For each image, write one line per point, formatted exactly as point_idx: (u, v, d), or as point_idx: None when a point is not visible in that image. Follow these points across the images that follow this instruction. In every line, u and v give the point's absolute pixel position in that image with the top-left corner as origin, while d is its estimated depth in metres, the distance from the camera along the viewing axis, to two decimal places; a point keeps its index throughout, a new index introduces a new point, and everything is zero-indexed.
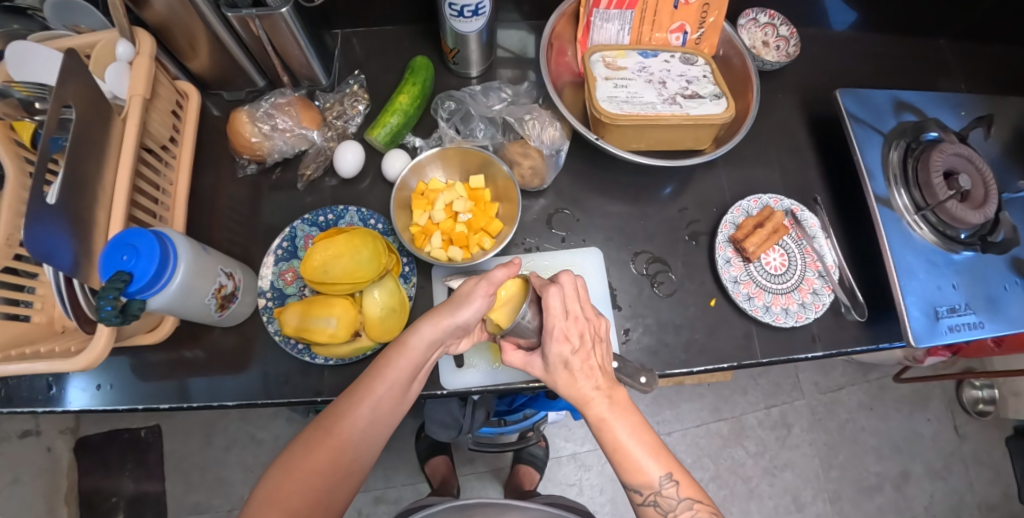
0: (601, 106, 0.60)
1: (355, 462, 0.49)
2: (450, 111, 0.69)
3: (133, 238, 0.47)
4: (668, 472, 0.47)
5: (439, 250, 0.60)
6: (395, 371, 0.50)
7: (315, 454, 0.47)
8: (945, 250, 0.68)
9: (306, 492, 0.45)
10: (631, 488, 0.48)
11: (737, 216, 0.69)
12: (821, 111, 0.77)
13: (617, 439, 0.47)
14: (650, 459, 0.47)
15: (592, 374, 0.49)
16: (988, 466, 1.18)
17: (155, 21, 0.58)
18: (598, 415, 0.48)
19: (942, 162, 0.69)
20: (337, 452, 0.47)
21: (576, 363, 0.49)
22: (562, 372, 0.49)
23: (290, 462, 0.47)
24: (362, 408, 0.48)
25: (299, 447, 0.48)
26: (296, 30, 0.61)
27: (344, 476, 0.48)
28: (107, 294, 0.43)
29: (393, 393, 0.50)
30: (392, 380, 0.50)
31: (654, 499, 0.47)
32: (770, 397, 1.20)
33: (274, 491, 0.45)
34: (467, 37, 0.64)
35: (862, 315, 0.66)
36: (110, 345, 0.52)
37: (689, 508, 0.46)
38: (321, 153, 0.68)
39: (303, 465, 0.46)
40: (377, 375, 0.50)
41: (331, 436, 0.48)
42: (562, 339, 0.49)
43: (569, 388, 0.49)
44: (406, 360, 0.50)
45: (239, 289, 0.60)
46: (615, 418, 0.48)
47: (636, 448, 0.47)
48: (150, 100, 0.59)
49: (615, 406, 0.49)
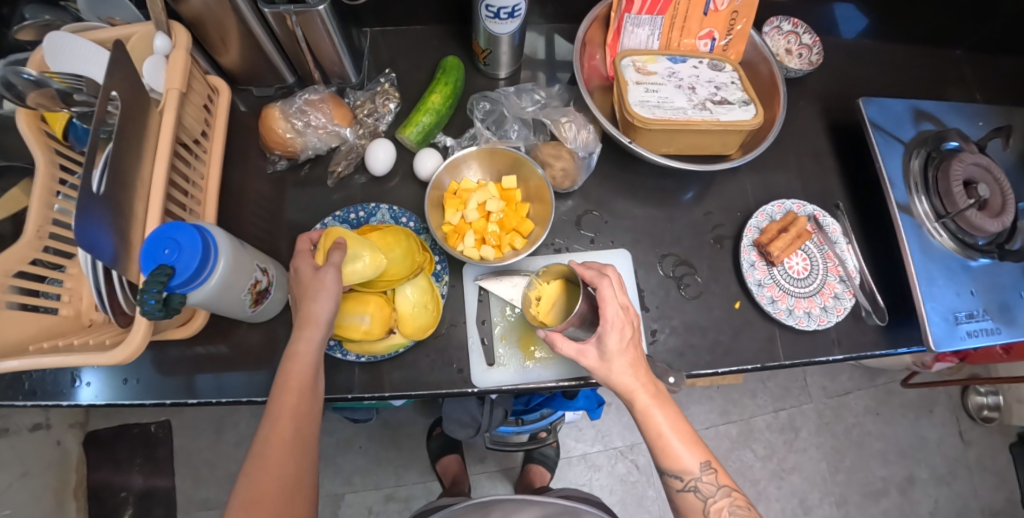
0: (634, 110, 0.61)
1: (302, 470, 0.48)
2: (485, 111, 0.69)
3: (174, 232, 0.47)
4: (706, 460, 0.50)
5: (472, 249, 0.60)
6: (297, 375, 0.49)
7: (263, 471, 0.45)
8: (963, 257, 0.70)
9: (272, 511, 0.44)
10: (670, 475, 0.51)
11: (761, 221, 0.69)
12: (842, 119, 0.79)
13: (660, 427, 0.50)
14: (688, 449, 0.50)
15: (637, 364, 0.51)
16: (992, 472, 1.20)
17: (190, 15, 0.58)
18: (646, 403, 0.50)
19: (962, 171, 0.70)
20: (281, 465, 0.46)
21: (625, 354, 0.51)
22: (619, 360, 0.50)
23: (248, 484, 0.45)
24: (281, 418, 0.47)
25: (244, 480, 0.45)
26: (331, 27, 0.61)
27: (300, 483, 0.47)
28: (151, 287, 0.44)
29: (303, 394, 0.49)
30: (297, 383, 0.49)
31: (693, 485, 0.50)
32: (778, 400, 1.22)
33: None
34: (500, 39, 0.64)
35: (882, 319, 0.68)
36: (146, 339, 0.52)
37: (727, 495, 0.49)
38: (352, 151, 0.69)
39: (258, 484, 0.45)
40: (281, 386, 0.48)
41: (268, 458, 0.46)
42: (621, 327, 0.51)
43: (621, 376, 0.50)
44: (301, 361, 0.49)
45: (272, 285, 0.60)
46: (659, 408, 0.50)
47: (675, 436, 0.50)
48: (185, 94, 0.59)
49: (658, 395, 0.51)
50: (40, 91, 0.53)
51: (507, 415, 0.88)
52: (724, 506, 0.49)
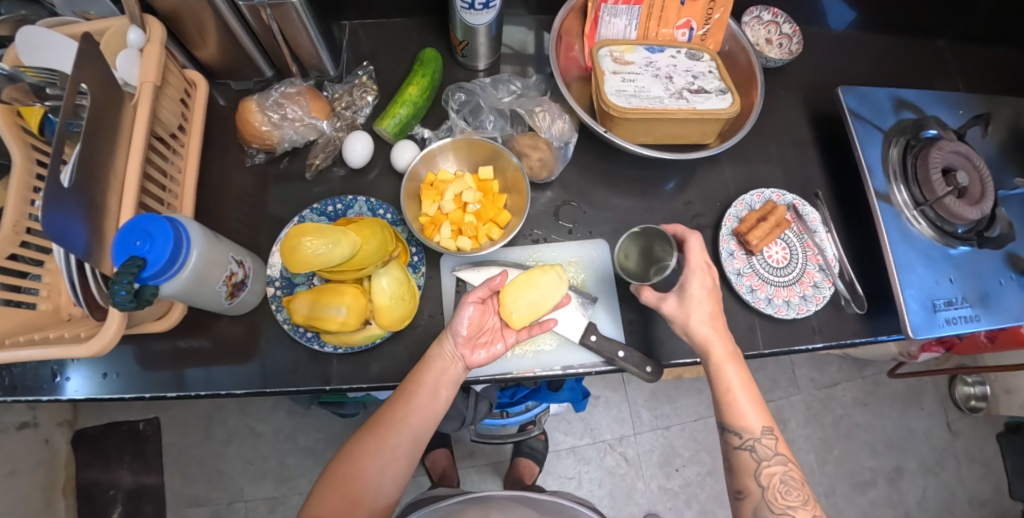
0: (609, 99, 0.61)
1: (403, 448, 0.54)
2: (460, 102, 0.69)
3: (146, 224, 0.47)
4: (767, 425, 0.53)
5: (449, 240, 0.60)
6: (426, 372, 0.54)
7: (370, 443, 0.53)
8: (943, 245, 0.70)
9: (364, 472, 0.52)
10: (730, 431, 0.54)
11: (740, 210, 0.70)
12: (823, 108, 0.78)
13: (729, 382, 0.54)
14: (752, 410, 0.54)
15: (716, 317, 0.56)
16: (980, 462, 1.21)
17: (165, 9, 0.58)
18: (721, 359, 0.54)
19: (940, 159, 0.70)
20: (379, 444, 0.53)
21: (702, 303, 0.56)
22: (697, 308, 0.55)
23: (360, 440, 0.54)
24: (394, 402, 0.54)
25: (363, 432, 0.55)
26: (306, 20, 0.62)
27: (393, 463, 0.53)
28: (122, 279, 0.44)
29: (425, 394, 0.54)
30: (421, 382, 0.54)
31: (750, 444, 0.53)
32: (766, 392, 1.22)
33: (334, 475, 0.52)
34: (476, 30, 0.64)
35: (861, 308, 0.68)
36: (119, 332, 0.52)
37: (783, 464, 0.52)
38: (330, 143, 0.68)
39: (361, 452, 0.53)
40: (412, 377, 0.55)
41: (380, 428, 0.54)
42: (700, 275, 0.56)
43: (695, 327, 0.55)
44: (431, 363, 0.55)
45: (248, 277, 0.60)
46: (731, 365, 0.54)
47: (743, 396, 0.54)
48: (160, 87, 0.59)
49: (733, 355, 0.55)
50: (15, 85, 0.55)
51: (492, 407, 0.89)
52: (777, 472, 0.51)
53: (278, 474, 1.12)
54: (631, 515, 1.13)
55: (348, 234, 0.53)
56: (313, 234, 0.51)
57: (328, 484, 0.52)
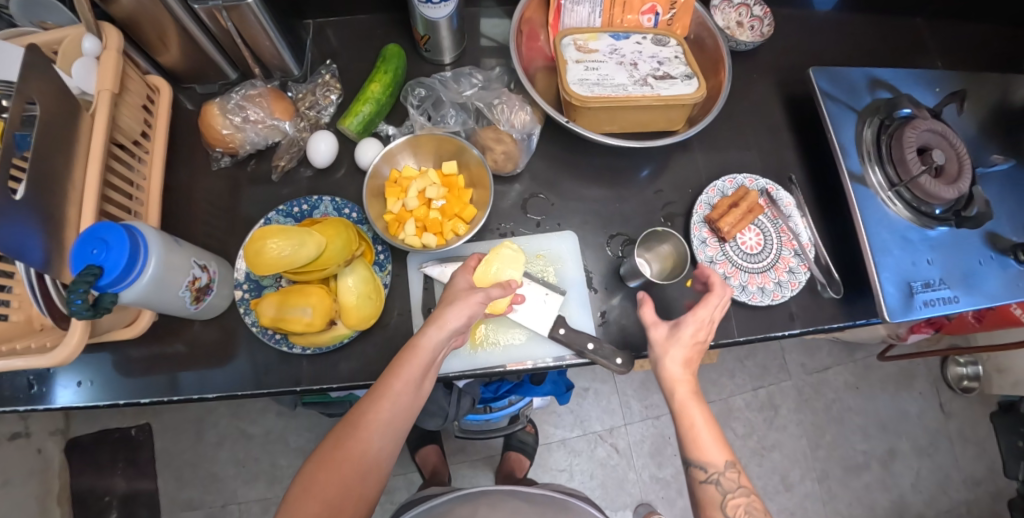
0: (572, 89, 0.60)
1: (384, 447, 0.51)
2: (420, 98, 0.68)
3: (103, 231, 0.46)
4: (730, 459, 0.51)
5: (413, 237, 0.60)
6: (413, 364, 0.52)
7: (349, 445, 0.49)
8: (920, 226, 0.69)
9: (346, 476, 0.48)
10: (693, 466, 0.52)
11: (712, 196, 0.69)
12: (797, 90, 0.77)
13: (693, 420, 0.52)
14: (716, 445, 0.51)
15: (686, 358, 0.54)
16: (974, 442, 1.20)
17: (121, 16, 0.58)
18: (686, 397, 0.53)
19: (915, 138, 0.69)
20: (359, 446, 0.49)
21: (687, 345, 0.54)
22: (680, 346, 0.54)
23: (334, 445, 0.50)
24: (373, 400, 0.51)
25: (337, 435, 0.50)
26: (264, 21, 0.61)
27: (374, 464, 0.50)
28: (78, 287, 0.43)
29: (411, 386, 0.52)
30: (406, 375, 0.52)
31: (715, 478, 0.51)
32: (757, 379, 1.21)
33: (310, 484, 0.47)
34: (437, 24, 0.63)
35: (838, 292, 0.67)
36: (77, 350, 0.52)
37: (745, 495, 0.50)
38: (294, 144, 0.68)
39: (337, 456, 0.49)
40: (393, 371, 0.52)
41: (360, 428, 0.50)
42: (699, 322, 0.54)
43: (669, 363, 0.54)
44: (418, 353, 0.53)
45: (213, 281, 0.60)
46: (695, 404, 0.52)
47: (707, 430, 0.52)
48: (119, 94, 0.59)
49: (696, 393, 0.53)
50: None
51: (475, 403, 0.89)
52: (741, 503, 0.50)
53: (271, 475, 1.13)
54: (623, 505, 1.13)
55: (313, 234, 0.52)
56: (275, 235, 0.49)
57: (303, 493, 0.47)
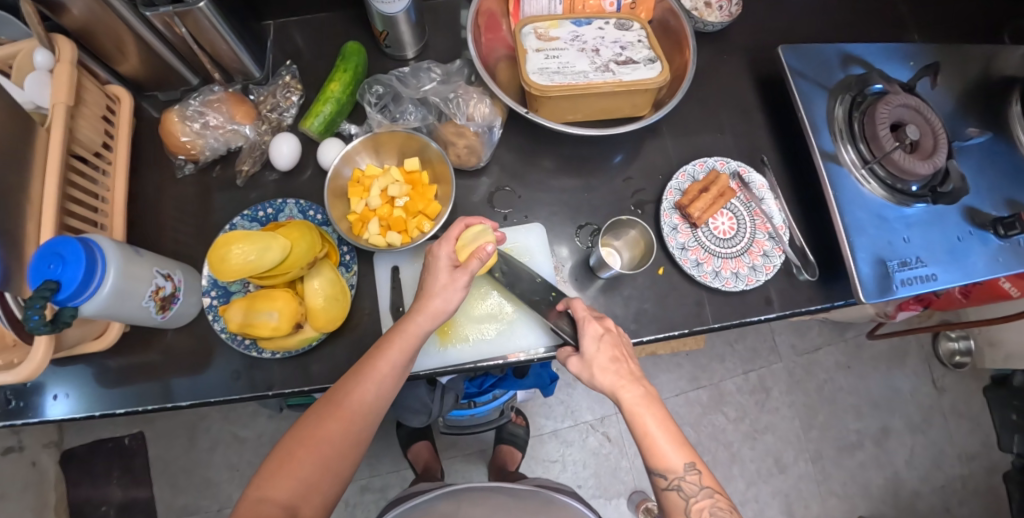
0: (531, 79, 0.59)
1: (365, 429, 0.51)
2: (378, 95, 0.67)
3: (59, 246, 0.46)
4: (690, 460, 0.49)
5: (377, 237, 0.60)
6: (400, 347, 0.52)
7: (328, 425, 0.49)
8: (895, 204, 0.68)
9: (324, 454, 0.48)
10: (655, 473, 0.50)
11: (682, 182, 0.68)
12: (768, 70, 0.76)
13: (645, 426, 0.50)
14: (671, 448, 0.49)
15: (614, 365, 0.53)
16: (967, 417, 1.20)
17: (75, 27, 0.57)
18: (632, 401, 0.51)
19: (888, 114, 0.67)
20: (340, 427, 0.49)
21: (603, 353, 0.54)
22: (597, 359, 0.54)
23: (312, 423, 0.49)
24: (359, 382, 0.50)
25: (317, 412, 0.50)
26: (219, 26, 0.60)
27: (353, 445, 0.50)
28: (35, 303, 0.43)
29: (396, 368, 0.52)
30: (393, 359, 0.52)
31: (676, 484, 0.49)
32: (747, 362, 1.21)
33: (287, 460, 0.47)
34: (395, 19, 0.62)
35: (813, 275, 0.66)
36: (40, 366, 0.52)
37: (709, 496, 0.48)
38: (256, 148, 0.68)
39: (316, 434, 0.48)
40: (380, 352, 0.52)
41: (342, 408, 0.50)
42: (594, 333, 0.55)
43: (599, 377, 0.53)
44: (406, 337, 0.53)
45: (179, 290, 0.60)
46: (644, 408, 0.51)
47: (660, 435, 0.50)
48: (75, 107, 0.58)
49: (645, 397, 0.52)
50: None
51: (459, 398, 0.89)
52: (705, 506, 0.48)
53: None
54: (617, 493, 1.14)
55: (278, 238, 0.52)
56: (240, 241, 0.49)
57: (279, 467, 0.47)
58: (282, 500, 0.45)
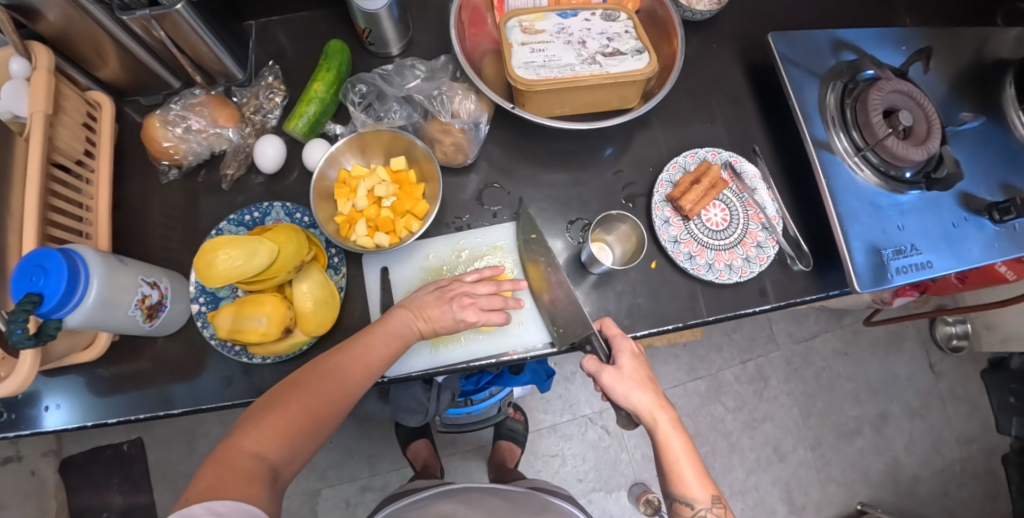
0: (517, 73, 0.58)
1: (349, 404, 0.51)
2: (362, 94, 0.66)
3: (41, 258, 0.45)
4: (715, 494, 0.51)
5: (365, 238, 0.60)
6: (395, 340, 0.54)
7: (317, 391, 0.48)
8: (890, 192, 0.67)
9: (307, 420, 0.47)
10: (680, 503, 0.51)
11: (674, 174, 0.67)
12: (758, 58, 0.75)
13: (675, 452, 0.51)
14: (699, 479, 0.51)
15: (647, 385, 0.54)
16: (965, 400, 1.20)
17: (51, 32, 0.56)
18: (666, 428, 0.52)
19: (881, 100, 0.66)
20: (334, 404, 0.49)
21: (638, 373, 0.55)
22: (635, 378, 0.54)
23: (299, 387, 0.48)
24: (358, 365, 0.51)
25: (305, 377, 0.49)
26: (199, 28, 0.59)
27: (334, 417, 0.49)
28: (18, 317, 0.42)
29: (388, 352, 0.53)
30: (388, 347, 0.53)
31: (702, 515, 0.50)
32: (745, 352, 1.21)
33: (272, 418, 0.46)
34: (377, 15, 0.61)
35: (807, 265, 0.66)
36: (28, 380, 0.51)
37: None
38: (240, 151, 0.67)
39: (304, 397, 0.47)
40: (378, 337, 0.53)
41: (334, 378, 0.49)
42: (631, 353, 0.55)
43: (636, 395, 0.54)
44: (401, 339, 0.55)
45: (166, 297, 0.59)
46: (676, 435, 0.52)
47: (689, 465, 0.51)
48: (54, 115, 0.57)
49: (677, 424, 0.53)
50: None
51: (455, 396, 0.88)
52: None
53: None
54: (617, 486, 1.14)
55: (265, 242, 0.51)
56: (227, 246, 0.48)
57: (265, 424, 0.45)
58: (269, 460, 0.44)
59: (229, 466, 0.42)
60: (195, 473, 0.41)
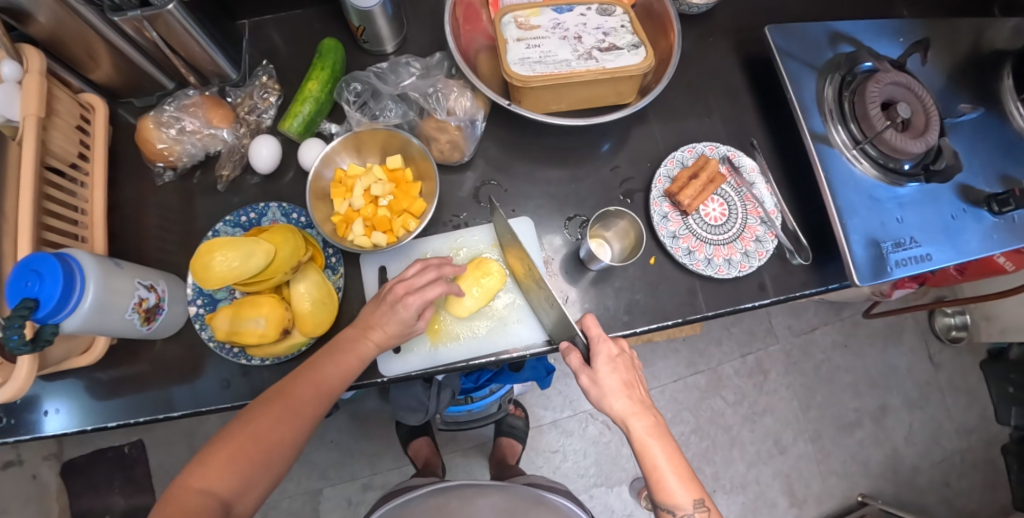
0: (512, 69, 0.57)
1: (303, 430, 0.52)
2: (357, 92, 0.66)
3: (35, 263, 0.45)
4: (698, 498, 0.50)
5: (363, 237, 0.60)
6: (346, 361, 0.53)
7: (265, 422, 0.49)
8: (888, 184, 0.67)
9: (257, 451, 0.48)
10: (663, 508, 0.51)
11: (671, 169, 0.67)
12: (755, 51, 0.75)
13: (655, 459, 0.50)
14: (680, 485, 0.50)
15: (628, 389, 0.52)
16: (964, 391, 1.21)
17: (42, 34, 0.56)
18: (642, 433, 0.51)
19: (879, 93, 0.66)
20: (285, 431, 0.50)
21: (618, 379, 0.52)
22: (615, 384, 0.52)
23: (250, 419, 0.50)
24: (306, 391, 0.51)
25: (257, 408, 0.50)
26: (191, 28, 0.58)
27: (289, 445, 0.51)
28: (14, 323, 0.42)
29: (340, 374, 0.53)
30: (338, 369, 0.53)
31: None
32: (744, 345, 1.21)
33: (224, 452, 0.48)
34: (371, 13, 0.61)
35: (807, 259, 0.66)
36: (25, 386, 0.51)
37: None
38: (236, 152, 0.66)
39: (253, 430, 0.49)
40: (328, 360, 0.53)
41: (282, 407, 0.50)
42: (610, 358, 0.53)
43: (614, 402, 0.52)
44: (352, 356, 0.54)
45: (164, 300, 0.59)
46: (653, 441, 0.50)
47: (670, 471, 0.50)
48: (47, 118, 0.56)
49: (657, 430, 0.51)
50: None
51: (455, 394, 0.88)
52: None
53: None
54: (618, 481, 1.14)
55: (261, 243, 0.50)
56: (222, 249, 0.48)
57: (217, 459, 0.47)
58: (220, 495, 0.46)
59: (177, 504, 0.44)
60: (151, 511, 0.45)
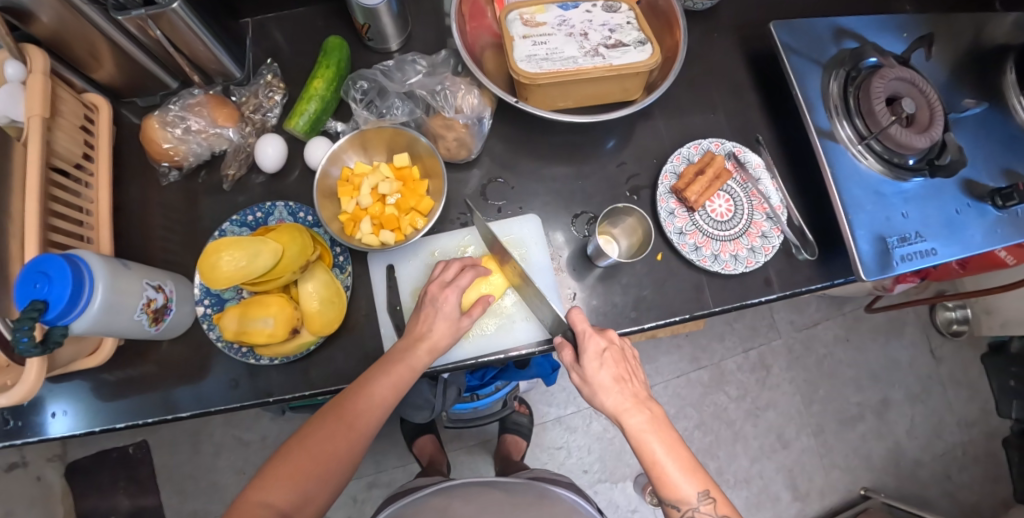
0: (519, 66, 0.57)
1: (359, 444, 0.51)
2: (363, 90, 0.66)
3: (44, 264, 0.45)
4: (703, 489, 0.49)
5: (370, 236, 0.60)
6: (399, 371, 0.53)
7: (324, 435, 0.49)
8: (893, 179, 0.67)
9: (315, 465, 0.48)
10: (668, 503, 0.50)
11: (677, 165, 0.67)
12: (759, 47, 0.75)
13: (654, 454, 0.50)
14: (684, 477, 0.49)
15: (622, 382, 0.53)
16: (965, 384, 1.21)
17: (44, 34, 0.55)
18: (637, 427, 0.51)
19: (884, 88, 0.66)
20: (342, 444, 0.49)
21: (609, 374, 0.53)
22: (606, 378, 0.52)
23: (308, 433, 0.50)
24: (361, 402, 0.51)
25: (315, 423, 0.50)
26: (196, 26, 0.58)
27: (347, 459, 0.50)
28: (23, 325, 0.42)
29: (393, 384, 0.53)
30: (393, 379, 0.53)
31: (691, 514, 0.50)
32: (747, 341, 1.21)
33: (286, 467, 0.47)
34: (376, 11, 0.60)
35: (812, 254, 0.66)
36: (33, 389, 0.51)
37: None
38: (241, 151, 0.66)
39: (313, 444, 0.49)
40: (382, 370, 0.53)
41: (341, 419, 0.50)
42: (598, 352, 0.53)
43: (606, 397, 0.52)
44: (405, 367, 0.54)
45: (171, 301, 0.59)
46: (651, 434, 0.50)
47: (671, 462, 0.50)
48: (51, 118, 0.56)
49: (653, 423, 0.51)
50: None
51: (461, 392, 0.88)
52: None
53: None
54: (623, 476, 1.15)
55: (268, 242, 0.50)
56: (229, 249, 0.47)
57: (279, 473, 0.47)
58: (281, 509, 0.45)
59: None
60: None
